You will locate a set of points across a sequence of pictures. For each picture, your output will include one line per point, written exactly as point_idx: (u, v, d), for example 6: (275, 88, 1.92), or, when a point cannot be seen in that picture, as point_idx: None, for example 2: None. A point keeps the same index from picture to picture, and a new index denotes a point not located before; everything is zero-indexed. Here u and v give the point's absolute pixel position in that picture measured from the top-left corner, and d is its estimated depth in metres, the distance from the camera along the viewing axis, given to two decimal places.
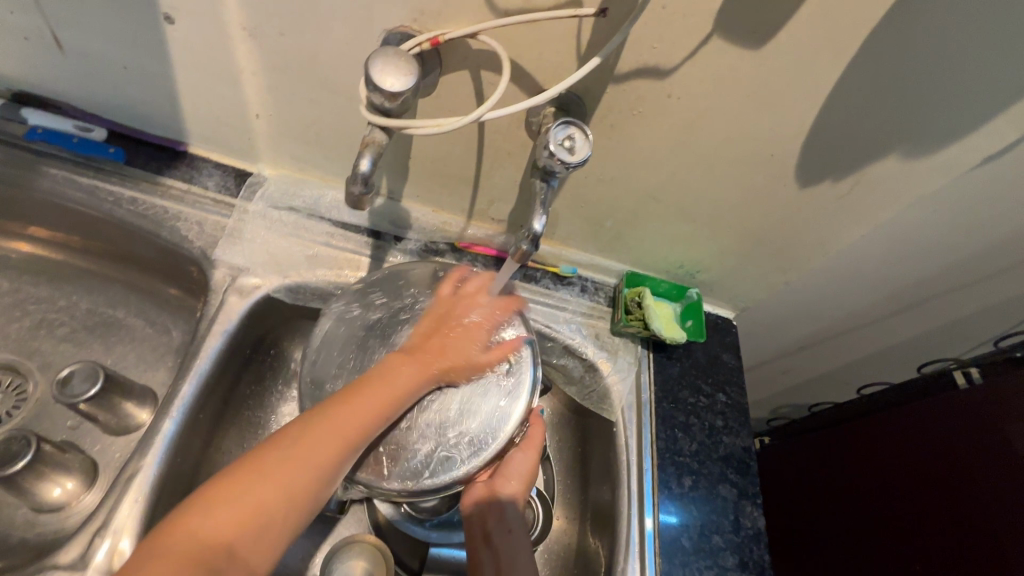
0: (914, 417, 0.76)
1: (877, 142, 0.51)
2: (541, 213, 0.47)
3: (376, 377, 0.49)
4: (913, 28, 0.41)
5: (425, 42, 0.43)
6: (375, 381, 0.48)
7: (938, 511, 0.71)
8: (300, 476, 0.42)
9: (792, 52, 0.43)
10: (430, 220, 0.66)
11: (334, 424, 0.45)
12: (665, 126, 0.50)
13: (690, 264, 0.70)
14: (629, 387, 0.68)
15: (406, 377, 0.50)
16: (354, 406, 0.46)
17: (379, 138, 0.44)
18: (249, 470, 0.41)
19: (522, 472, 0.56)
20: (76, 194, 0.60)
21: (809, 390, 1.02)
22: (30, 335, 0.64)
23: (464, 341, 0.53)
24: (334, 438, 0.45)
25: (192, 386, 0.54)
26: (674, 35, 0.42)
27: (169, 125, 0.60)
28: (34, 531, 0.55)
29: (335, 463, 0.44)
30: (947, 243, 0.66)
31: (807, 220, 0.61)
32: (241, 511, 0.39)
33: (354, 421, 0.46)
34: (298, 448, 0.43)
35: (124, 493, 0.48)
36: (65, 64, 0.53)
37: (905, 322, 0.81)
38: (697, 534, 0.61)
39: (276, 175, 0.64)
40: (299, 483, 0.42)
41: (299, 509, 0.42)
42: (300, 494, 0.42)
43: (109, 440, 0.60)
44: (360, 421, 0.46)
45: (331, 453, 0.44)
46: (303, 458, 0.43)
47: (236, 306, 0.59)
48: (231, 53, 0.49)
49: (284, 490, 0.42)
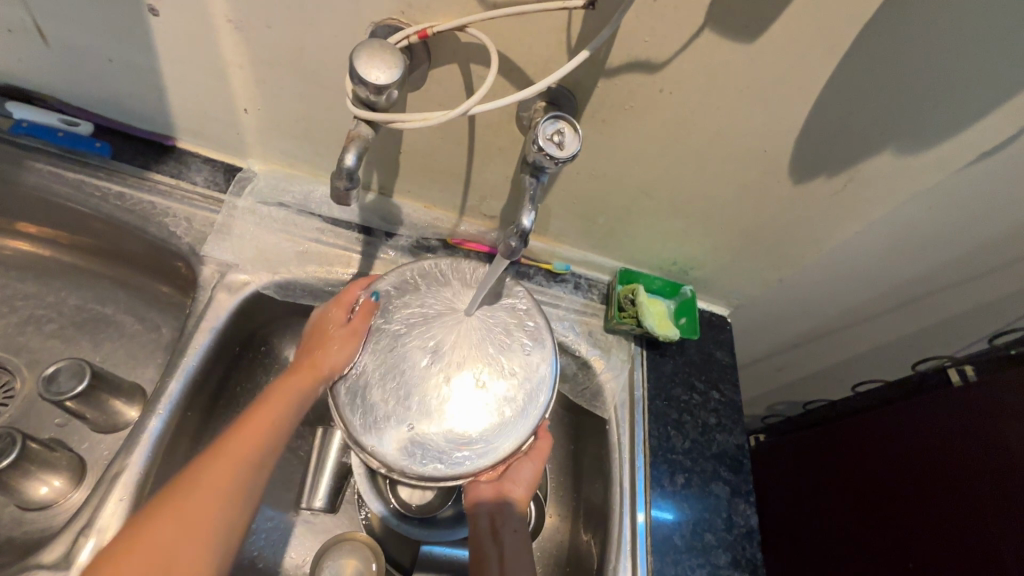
0: (908, 415, 0.76)
1: (871, 138, 0.50)
2: (531, 208, 0.47)
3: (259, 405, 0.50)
4: (907, 22, 0.40)
5: (412, 35, 0.42)
6: (260, 410, 0.49)
7: (931, 509, 0.70)
8: (196, 510, 0.42)
9: (784, 47, 0.42)
10: (422, 216, 0.65)
11: (222, 453, 0.45)
12: (657, 122, 0.50)
13: (684, 261, 0.69)
14: (623, 384, 0.67)
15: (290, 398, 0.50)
16: (239, 435, 0.47)
17: (365, 132, 0.44)
18: (143, 516, 0.41)
19: (533, 475, 0.57)
20: (62, 189, 0.59)
21: (804, 388, 1.02)
22: (18, 332, 0.64)
23: (346, 338, 0.52)
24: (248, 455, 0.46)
25: (180, 383, 0.54)
26: (664, 29, 0.42)
27: (157, 120, 0.60)
28: (21, 529, 0.55)
29: (238, 490, 0.45)
30: (941, 240, 0.66)
31: (801, 217, 0.60)
32: (146, 556, 0.39)
33: (242, 446, 0.46)
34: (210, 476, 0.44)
35: (109, 491, 0.48)
36: (49, 57, 0.53)
37: (899, 319, 0.81)
38: (690, 532, 0.61)
39: (265, 171, 0.64)
40: (198, 516, 0.42)
41: (210, 543, 0.42)
42: (205, 526, 0.42)
43: (97, 437, 0.60)
44: (248, 446, 0.47)
45: (224, 481, 0.44)
46: (194, 491, 0.43)
47: (225, 303, 0.58)
48: (217, 46, 0.48)
49: (186, 524, 0.41)
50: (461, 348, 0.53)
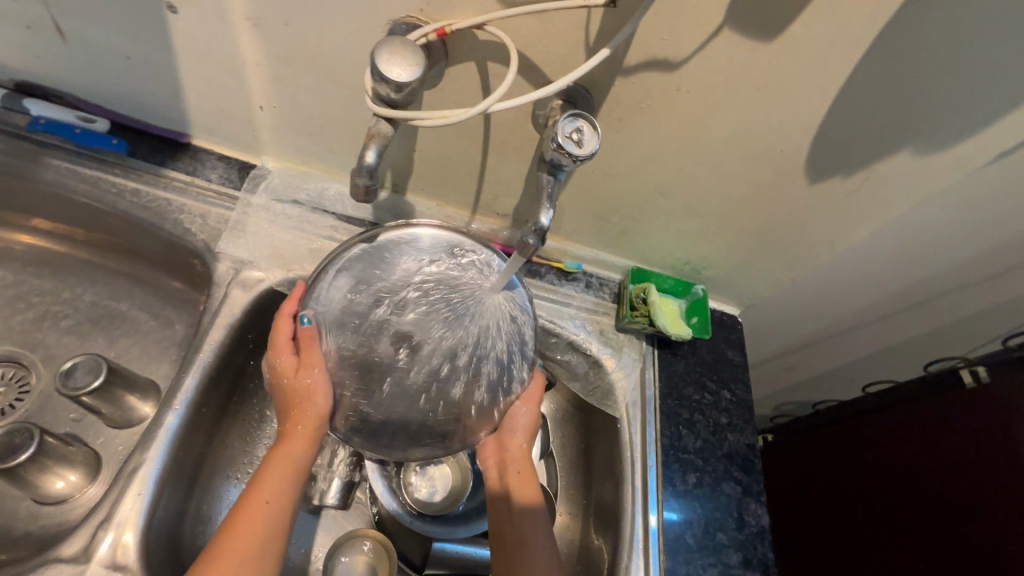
0: (920, 416, 0.76)
1: (889, 138, 0.50)
2: (549, 207, 0.47)
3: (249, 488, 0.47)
4: (928, 21, 0.40)
5: (431, 33, 0.42)
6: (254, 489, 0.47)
7: (943, 511, 0.70)
8: None
9: (803, 46, 0.42)
10: (434, 214, 0.66)
11: (233, 549, 0.43)
12: (673, 120, 0.50)
13: (696, 260, 0.69)
14: (634, 383, 0.67)
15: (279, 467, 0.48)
16: (245, 521, 0.45)
17: (384, 129, 0.44)
18: None
19: (527, 426, 0.56)
20: (79, 186, 0.59)
21: (813, 388, 1.01)
22: (34, 327, 0.64)
23: (308, 380, 0.50)
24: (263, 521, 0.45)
25: (195, 379, 0.54)
26: (683, 28, 0.42)
27: (173, 117, 0.60)
28: (37, 523, 0.55)
29: None
30: (955, 241, 0.66)
31: (816, 216, 0.60)
32: None
33: (251, 534, 0.44)
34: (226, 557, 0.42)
35: (127, 486, 0.48)
36: (67, 54, 0.53)
37: (911, 320, 0.81)
38: (701, 531, 0.61)
39: (279, 168, 0.64)
40: None
41: None
42: None
43: (112, 433, 0.60)
44: (256, 531, 0.45)
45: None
46: None
47: (240, 300, 0.58)
48: (235, 43, 0.49)
49: None
50: (437, 337, 0.51)
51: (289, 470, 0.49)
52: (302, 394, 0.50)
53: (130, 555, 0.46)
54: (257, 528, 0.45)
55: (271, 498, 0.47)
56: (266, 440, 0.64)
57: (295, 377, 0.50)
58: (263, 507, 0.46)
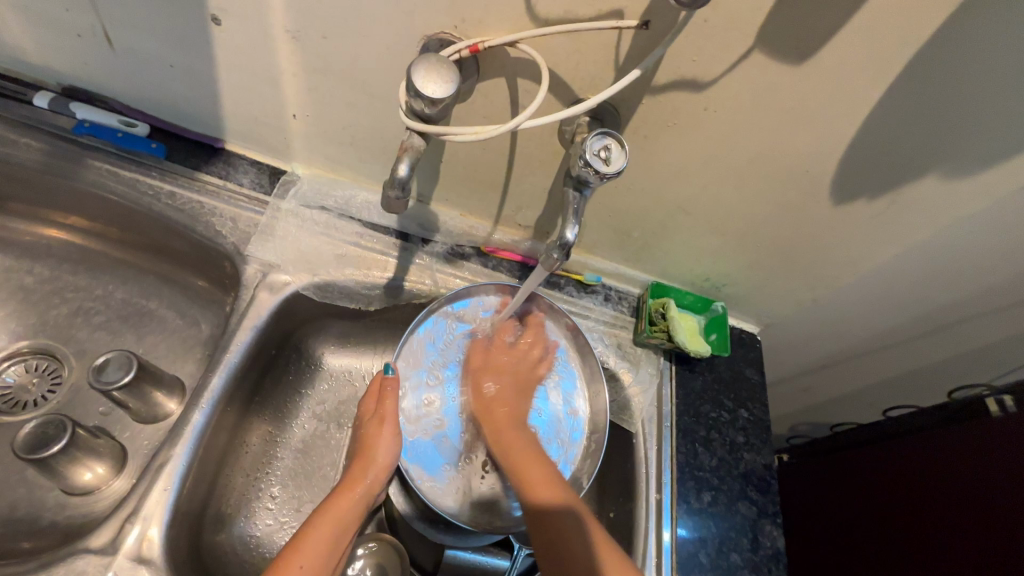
0: (943, 442, 0.75)
1: (917, 162, 0.50)
2: (574, 222, 0.47)
3: (360, 465, 0.57)
4: (961, 48, 0.40)
5: (464, 49, 0.44)
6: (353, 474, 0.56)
7: (964, 543, 0.69)
8: (315, 558, 0.49)
9: (832, 70, 0.43)
10: (458, 224, 0.67)
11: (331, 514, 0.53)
12: (699, 139, 0.50)
13: (716, 277, 0.69)
14: (651, 399, 0.67)
15: (381, 453, 0.57)
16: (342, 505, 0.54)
17: (417, 143, 0.45)
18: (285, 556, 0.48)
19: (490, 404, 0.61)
20: (117, 187, 0.61)
21: (831, 409, 1.00)
22: (68, 322, 0.67)
23: (378, 436, 0.58)
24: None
25: (222, 378, 0.55)
26: (714, 50, 0.42)
27: (209, 123, 0.62)
28: (64, 513, 0.57)
29: (333, 546, 0.51)
30: (982, 267, 0.64)
31: (840, 237, 0.60)
32: None
33: (342, 508, 0.54)
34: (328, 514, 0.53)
35: (154, 481, 0.49)
36: (114, 61, 0.55)
37: (934, 345, 0.79)
38: (715, 551, 0.60)
39: (309, 175, 0.66)
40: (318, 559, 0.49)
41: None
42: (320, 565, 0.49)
43: (138, 427, 0.62)
44: (345, 511, 0.54)
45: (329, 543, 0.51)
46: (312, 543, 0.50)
47: (267, 302, 0.60)
48: (275, 55, 0.50)
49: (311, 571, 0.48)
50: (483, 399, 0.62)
51: (332, 529, 0.52)
52: (369, 449, 0.57)
53: (155, 549, 0.47)
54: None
55: (306, 562, 0.48)
56: (287, 440, 0.65)
57: (371, 428, 0.58)
58: (297, 567, 0.48)
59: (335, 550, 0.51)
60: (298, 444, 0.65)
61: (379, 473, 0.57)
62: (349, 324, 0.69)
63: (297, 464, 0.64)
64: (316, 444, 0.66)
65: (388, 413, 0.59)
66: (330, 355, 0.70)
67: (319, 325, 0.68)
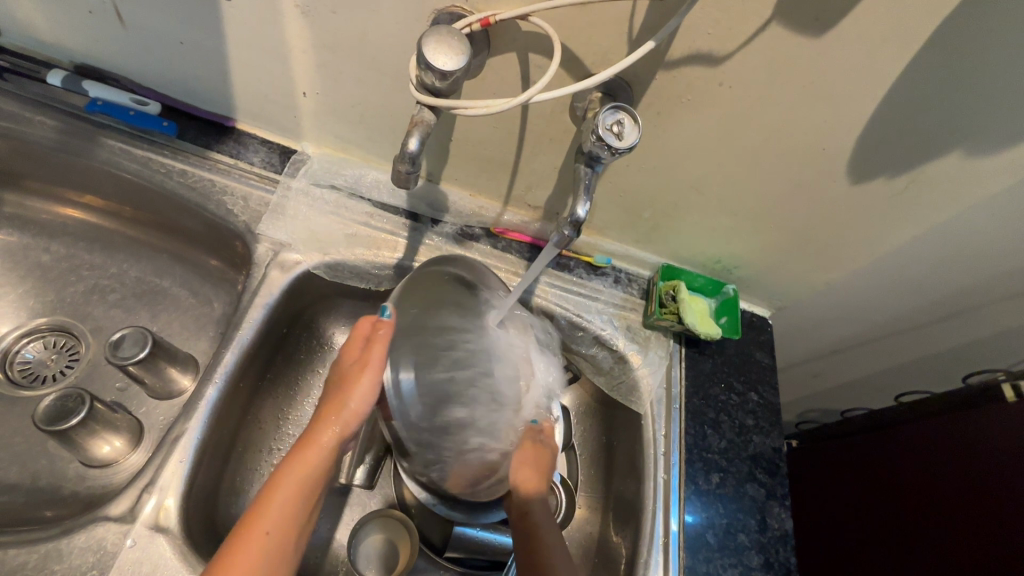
0: (956, 427, 0.74)
1: (937, 140, 0.49)
2: (585, 199, 0.47)
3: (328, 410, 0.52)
4: (989, 21, 0.39)
5: (475, 23, 0.43)
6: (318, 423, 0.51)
7: (980, 532, 0.68)
8: (282, 520, 0.46)
9: (853, 42, 0.41)
10: (467, 204, 0.66)
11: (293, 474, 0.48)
12: (713, 116, 0.49)
13: (728, 259, 0.68)
14: (660, 380, 0.67)
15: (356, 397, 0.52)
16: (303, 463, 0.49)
17: (427, 117, 0.45)
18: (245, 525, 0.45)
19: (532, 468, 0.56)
20: (130, 165, 0.62)
21: (842, 395, 0.99)
22: (83, 300, 0.68)
23: (355, 377, 0.53)
24: (260, 552, 0.44)
25: (234, 355, 0.56)
26: (731, 21, 0.41)
27: (220, 101, 0.62)
28: (84, 484, 0.58)
29: (301, 508, 0.47)
30: (1003, 250, 0.63)
31: (855, 218, 0.59)
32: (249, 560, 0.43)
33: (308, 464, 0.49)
34: (299, 465, 0.49)
35: (170, 453, 0.50)
36: (125, 38, 0.55)
37: (950, 329, 0.78)
38: (723, 531, 0.60)
39: (318, 154, 0.66)
40: (287, 522, 0.46)
41: (283, 540, 0.45)
42: (288, 527, 0.46)
43: (153, 403, 0.63)
44: (310, 467, 0.49)
45: (297, 502, 0.47)
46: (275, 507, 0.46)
47: (278, 281, 0.60)
48: (285, 32, 0.50)
49: (279, 537, 0.45)
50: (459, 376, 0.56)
51: (298, 490, 0.47)
52: (343, 390, 0.52)
53: (171, 518, 0.48)
54: (252, 555, 0.43)
55: (270, 530, 0.45)
56: (297, 417, 0.66)
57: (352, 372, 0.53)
58: (261, 539, 0.44)
59: (305, 512, 0.48)
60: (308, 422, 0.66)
61: (350, 421, 0.52)
62: (359, 303, 0.69)
63: None
64: None
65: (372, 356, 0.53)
66: (340, 335, 0.71)
67: (330, 304, 0.68)
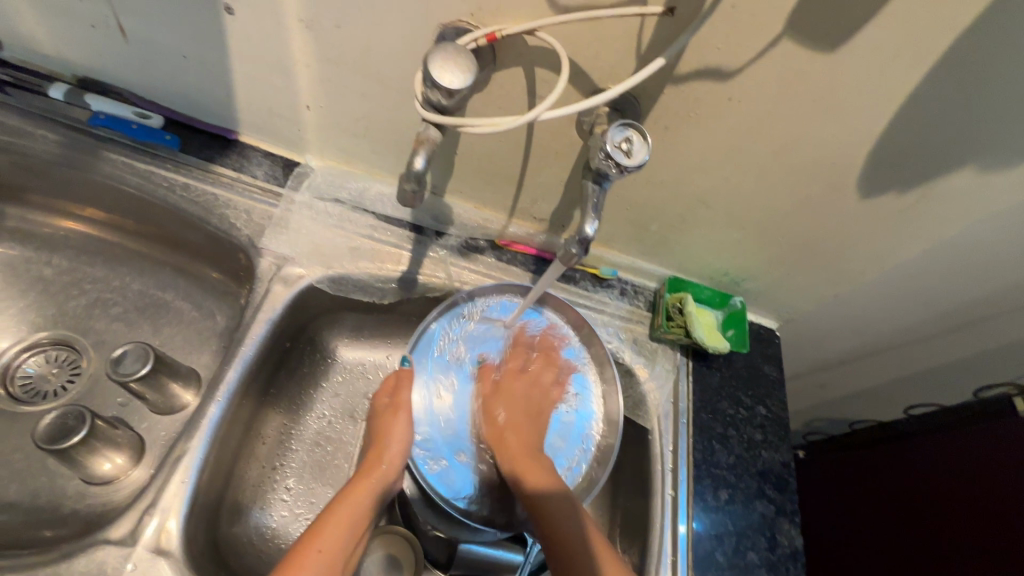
0: (967, 442, 0.73)
1: (947, 157, 0.48)
2: (594, 217, 0.46)
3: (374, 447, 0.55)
4: (1003, 39, 0.38)
5: (481, 38, 0.42)
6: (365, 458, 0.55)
7: (992, 549, 0.67)
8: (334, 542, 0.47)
9: (865, 59, 0.41)
10: (472, 217, 0.66)
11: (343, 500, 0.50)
12: (721, 131, 0.49)
13: (735, 272, 0.67)
14: (667, 394, 0.66)
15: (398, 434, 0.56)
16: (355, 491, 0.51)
17: (433, 135, 0.44)
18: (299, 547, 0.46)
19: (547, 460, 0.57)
20: (132, 178, 0.61)
21: (849, 406, 0.98)
22: (85, 314, 0.67)
23: (392, 425, 0.56)
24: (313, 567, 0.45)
25: (237, 371, 0.55)
26: (740, 37, 0.41)
27: (223, 114, 0.61)
28: (85, 502, 0.57)
29: (353, 530, 0.49)
30: (1013, 262, 0.62)
31: (865, 231, 0.58)
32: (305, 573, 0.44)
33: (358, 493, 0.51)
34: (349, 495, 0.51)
35: (171, 473, 0.50)
36: (128, 52, 0.55)
37: (958, 340, 0.77)
38: (732, 549, 0.59)
39: (322, 166, 0.65)
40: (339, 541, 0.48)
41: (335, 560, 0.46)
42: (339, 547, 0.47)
43: (155, 418, 0.62)
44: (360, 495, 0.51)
45: (347, 526, 0.49)
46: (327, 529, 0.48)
47: (281, 295, 0.60)
48: (288, 46, 0.49)
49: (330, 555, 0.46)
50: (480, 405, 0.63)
51: (348, 513, 0.49)
52: (384, 438, 0.56)
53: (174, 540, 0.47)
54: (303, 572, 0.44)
55: (324, 547, 0.46)
56: (300, 432, 0.65)
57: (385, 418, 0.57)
58: (314, 554, 0.46)
59: (354, 537, 0.49)
60: (311, 437, 0.65)
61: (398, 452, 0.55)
62: (363, 317, 0.69)
63: (310, 457, 0.64)
64: (330, 437, 0.66)
65: (403, 402, 0.58)
66: (343, 348, 0.70)
67: (333, 318, 0.68)
